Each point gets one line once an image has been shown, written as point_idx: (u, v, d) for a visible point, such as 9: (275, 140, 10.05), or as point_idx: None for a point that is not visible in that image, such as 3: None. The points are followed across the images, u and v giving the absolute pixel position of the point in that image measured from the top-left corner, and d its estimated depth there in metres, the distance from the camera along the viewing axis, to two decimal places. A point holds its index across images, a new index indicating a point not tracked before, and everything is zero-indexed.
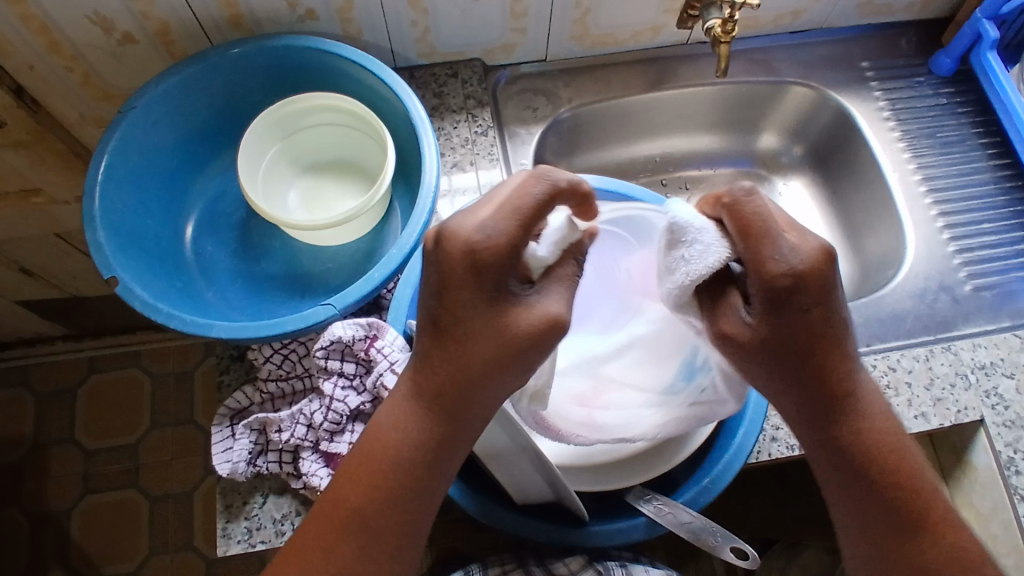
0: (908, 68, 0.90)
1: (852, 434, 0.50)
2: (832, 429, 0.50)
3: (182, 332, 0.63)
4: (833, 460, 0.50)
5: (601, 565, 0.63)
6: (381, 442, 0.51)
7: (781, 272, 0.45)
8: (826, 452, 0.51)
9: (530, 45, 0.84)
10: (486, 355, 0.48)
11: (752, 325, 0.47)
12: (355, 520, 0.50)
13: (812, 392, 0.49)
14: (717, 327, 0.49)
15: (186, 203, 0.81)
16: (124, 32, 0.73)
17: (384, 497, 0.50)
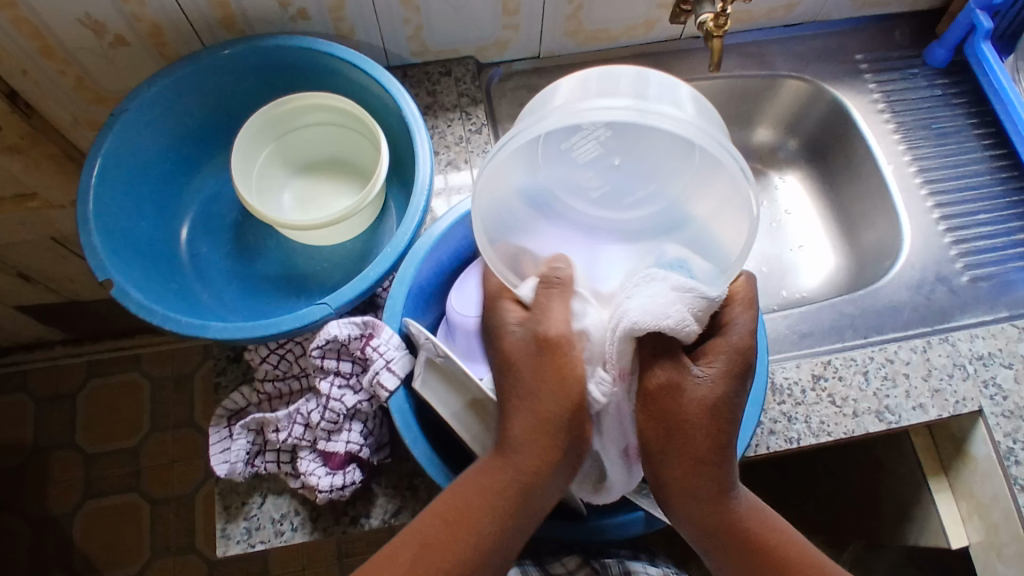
0: (903, 60, 0.90)
1: (730, 513, 0.52)
2: (711, 508, 0.52)
3: (177, 333, 0.63)
4: (712, 535, 0.52)
5: (598, 564, 0.63)
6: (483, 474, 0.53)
7: (736, 342, 0.52)
8: (706, 529, 0.52)
9: (523, 41, 0.84)
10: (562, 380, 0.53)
11: (703, 382, 0.51)
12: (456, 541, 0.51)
13: (683, 461, 0.51)
14: (653, 375, 0.52)
15: (181, 205, 0.81)
16: (116, 34, 0.73)
17: (487, 517, 0.51)
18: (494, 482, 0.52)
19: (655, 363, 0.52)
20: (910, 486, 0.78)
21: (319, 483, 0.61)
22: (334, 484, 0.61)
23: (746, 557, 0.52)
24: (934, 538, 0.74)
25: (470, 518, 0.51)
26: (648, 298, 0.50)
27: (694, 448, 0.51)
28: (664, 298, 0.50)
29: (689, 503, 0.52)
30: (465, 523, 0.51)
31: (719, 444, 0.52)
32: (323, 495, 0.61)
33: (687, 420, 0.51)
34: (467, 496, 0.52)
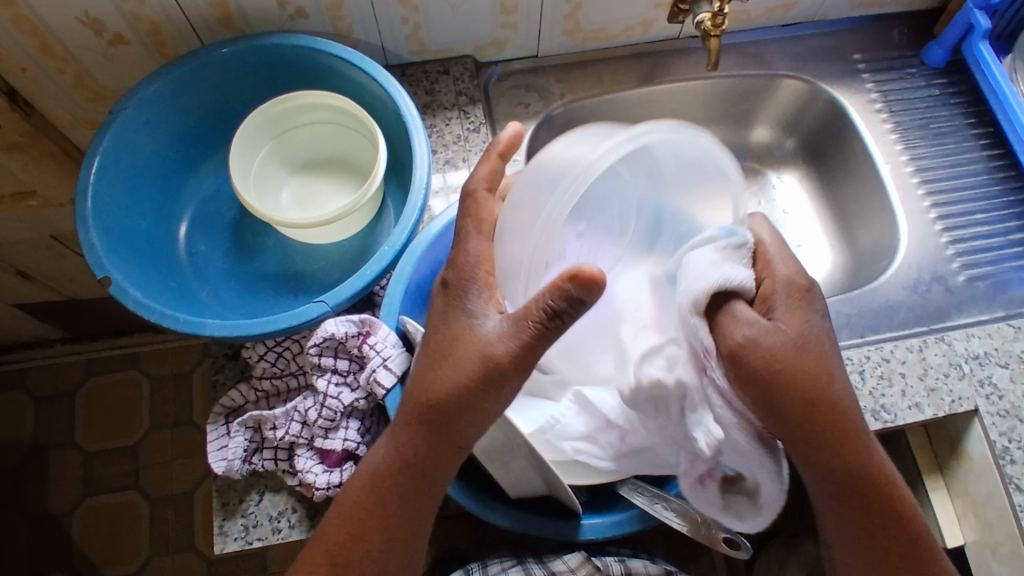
0: (900, 60, 0.90)
1: (855, 455, 0.53)
2: (841, 448, 0.53)
3: (175, 331, 0.63)
4: (843, 476, 0.53)
5: (600, 562, 0.63)
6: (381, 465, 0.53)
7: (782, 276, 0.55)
8: (838, 471, 0.53)
9: (521, 41, 0.84)
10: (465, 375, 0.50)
11: (780, 328, 0.52)
12: (354, 551, 0.53)
13: (797, 406, 0.51)
14: (735, 334, 0.51)
15: (180, 203, 0.81)
16: (115, 33, 0.73)
17: (381, 511, 0.53)
18: (382, 475, 0.53)
19: (730, 318, 0.52)
20: (907, 485, 0.78)
21: (316, 481, 0.61)
22: (331, 481, 0.62)
23: (869, 497, 0.53)
24: None
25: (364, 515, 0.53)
26: (703, 264, 0.52)
27: (808, 391, 0.52)
28: (710, 260, 0.53)
29: (823, 443, 0.53)
30: (360, 517, 0.53)
31: (821, 382, 0.52)
32: (320, 493, 0.61)
33: (784, 365, 0.51)
34: (366, 491, 0.53)
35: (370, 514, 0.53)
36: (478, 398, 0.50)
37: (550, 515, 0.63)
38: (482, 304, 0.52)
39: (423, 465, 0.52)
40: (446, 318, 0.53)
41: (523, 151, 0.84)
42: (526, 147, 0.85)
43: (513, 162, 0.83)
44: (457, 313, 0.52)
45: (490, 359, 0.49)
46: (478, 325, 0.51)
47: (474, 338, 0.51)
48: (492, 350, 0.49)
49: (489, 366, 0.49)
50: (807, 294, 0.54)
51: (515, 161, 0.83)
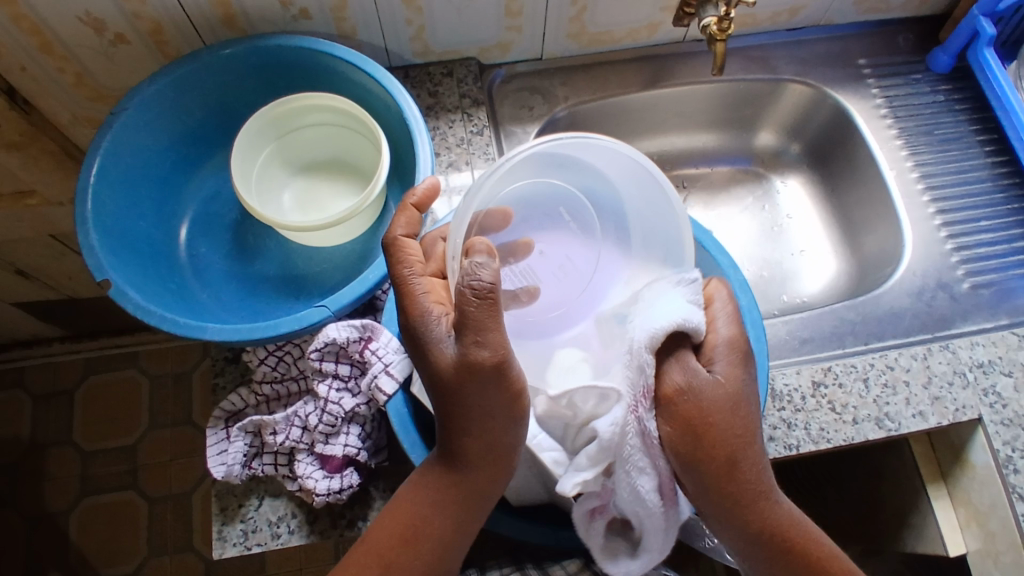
0: (905, 65, 0.89)
1: (767, 513, 0.51)
2: (751, 508, 0.51)
3: (175, 334, 0.62)
4: (750, 536, 0.51)
5: (598, 567, 0.62)
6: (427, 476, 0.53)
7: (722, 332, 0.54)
8: (747, 531, 0.51)
9: (525, 43, 0.83)
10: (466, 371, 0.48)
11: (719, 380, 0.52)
12: (406, 557, 0.52)
13: (710, 471, 0.50)
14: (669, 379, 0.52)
15: (181, 204, 0.80)
16: (116, 32, 0.72)
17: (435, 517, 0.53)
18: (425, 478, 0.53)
19: (669, 365, 0.52)
20: (909, 493, 0.78)
21: (316, 487, 0.61)
22: (331, 487, 0.61)
23: (788, 559, 0.51)
24: (932, 545, 0.74)
25: (418, 537, 0.53)
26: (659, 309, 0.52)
27: (722, 449, 0.50)
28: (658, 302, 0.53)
29: (734, 506, 0.51)
30: (414, 537, 0.53)
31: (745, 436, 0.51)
32: (320, 499, 0.61)
33: (713, 423, 0.50)
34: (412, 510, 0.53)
35: (426, 533, 0.53)
36: (489, 404, 0.50)
37: (550, 521, 0.63)
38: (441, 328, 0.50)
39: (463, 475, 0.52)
40: (412, 343, 0.51)
41: None
42: None
43: None
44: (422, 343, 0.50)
45: (468, 364, 0.48)
46: (440, 343, 0.50)
47: (445, 355, 0.49)
48: (466, 355, 0.48)
49: (471, 370, 0.48)
50: (747, 354, 0.54)
51: None
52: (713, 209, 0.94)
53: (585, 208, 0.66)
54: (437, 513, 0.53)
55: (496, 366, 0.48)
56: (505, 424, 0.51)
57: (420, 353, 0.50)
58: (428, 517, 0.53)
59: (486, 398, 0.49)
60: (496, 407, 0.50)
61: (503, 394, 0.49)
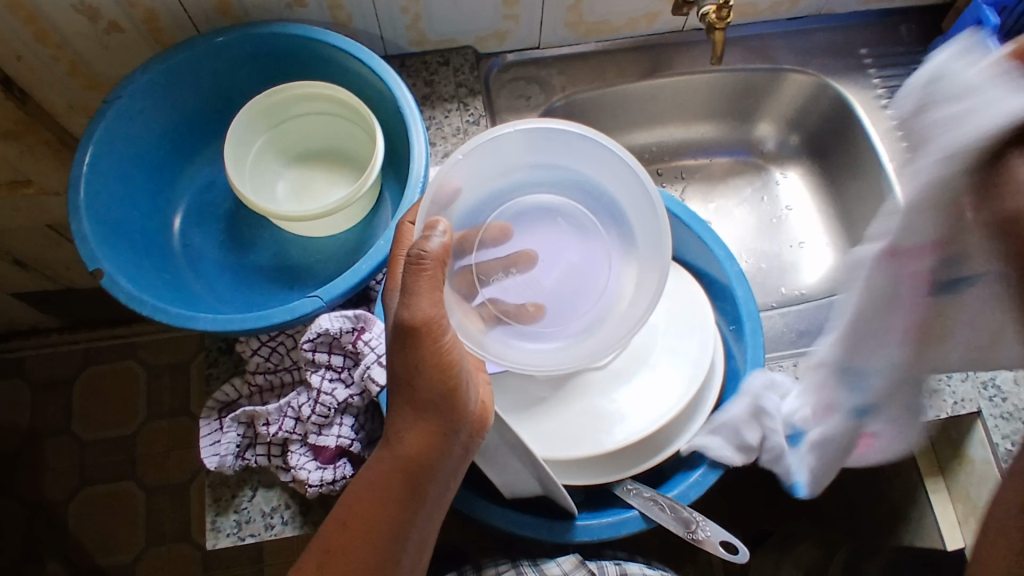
0: (907, 56, 0.88)
1: None
2: None
3: (167, 324, 0.62)
4: None
5: (594, 566, 0.62)
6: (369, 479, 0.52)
7: None
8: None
9: (523, 32, 0.83)
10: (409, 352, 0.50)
11: None
12: (349, 558, 0.50)
13: None
14: None
15: (175, 194, 0.80)
16: (110, 20, 0.71)
17: (383, 522, 0.51)
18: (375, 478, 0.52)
19: None
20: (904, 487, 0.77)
21: (309, 478, 0.61)
22: (324, 478, 0.61)
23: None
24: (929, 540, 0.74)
25: (348, 523, 0.51)
26: None
27: None
28: None
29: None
30: (338, 521, 0.51)
31: None
32: (313, 490, 0.61)
33: None
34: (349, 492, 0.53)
35: (352, 521, 0.51)
36: (415, 375, 0.50)
37: (545, 514, 0.62)
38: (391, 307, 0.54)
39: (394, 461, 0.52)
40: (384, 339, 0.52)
41: None
42: None
43: None
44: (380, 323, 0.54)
45: (410, 330, 0.49)
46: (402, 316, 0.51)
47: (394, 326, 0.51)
48: (406, 319, 0.49)
49: (412, 334, 0.49)
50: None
51: None
52: (712, 202, 0.94)
53: (586, 216, 0.66)
54: (365, 500, 0.52)
55: (429, 332, 0.49)
56: (435, 414, 0.51)
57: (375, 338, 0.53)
58: (356, 500, 0.52)
59: (410, 372, 0.50)
60: (419, 384, 0.51)
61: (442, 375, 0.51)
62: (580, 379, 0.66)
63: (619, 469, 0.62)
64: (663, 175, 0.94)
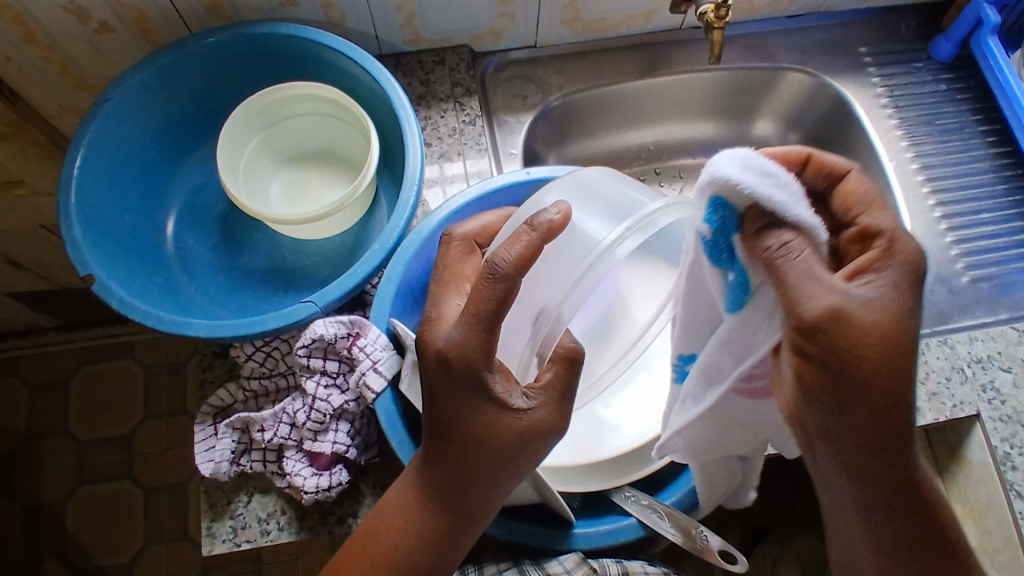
0: (907, 54, 0.88)
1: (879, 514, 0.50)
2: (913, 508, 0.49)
3: (159, 331, 0.61)
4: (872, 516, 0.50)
5: (597, 565, 0.60)
6: (392, 527, 0.53)
7: None
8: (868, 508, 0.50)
9: (518, 30, 0.82)
10: (486, 443, 0.50)
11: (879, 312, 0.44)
12: None
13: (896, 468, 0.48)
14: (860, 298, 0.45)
15: (167, 196, 0.79)
16: (100, 20, 0.71)
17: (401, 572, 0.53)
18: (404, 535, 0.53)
19: None
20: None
21: (305, 484, 0.60)
22: (319, 485, 0.60)
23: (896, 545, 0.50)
24: None
25: (389, 558, 0.53)
26: None
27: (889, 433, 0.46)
28: None
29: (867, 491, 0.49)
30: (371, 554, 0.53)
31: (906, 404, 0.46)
32: (308, 496, 0.60)
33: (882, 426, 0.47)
34: (392, 526, 0.53)
35: (393, 556, 0.53)
36: (503, 455, 0.50)
37: (542, 521, 0.62)
38: (501, 385, 0.49)
39: (446, 511, 0.52)
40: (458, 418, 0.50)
41: (520, 145, 0.82)
42: (523, 140, 0.83)
43: (510, 156, 0.82)
44: (467, 389, 0.49)
45: (530, 429, 0.49)
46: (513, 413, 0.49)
47: (511, 419, 0.49)
48: (533, 421, 0.49)
49: (528, 429, 0.49)
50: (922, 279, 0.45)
51: (511, 156, 0.82)
52: None
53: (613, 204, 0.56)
54: (411, 542, 0.53)
55: (547, 433, 0.50)
56: (504, 483, 0.51)
57: (461, 405, 0.49)
58: (404, 540, 0.52)
59: (499, 454, 0.50)
60: (503, 464, 0.50)
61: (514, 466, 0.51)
62: None
63: (617, 475, 0.61)
64: (661, 174, 0.93)
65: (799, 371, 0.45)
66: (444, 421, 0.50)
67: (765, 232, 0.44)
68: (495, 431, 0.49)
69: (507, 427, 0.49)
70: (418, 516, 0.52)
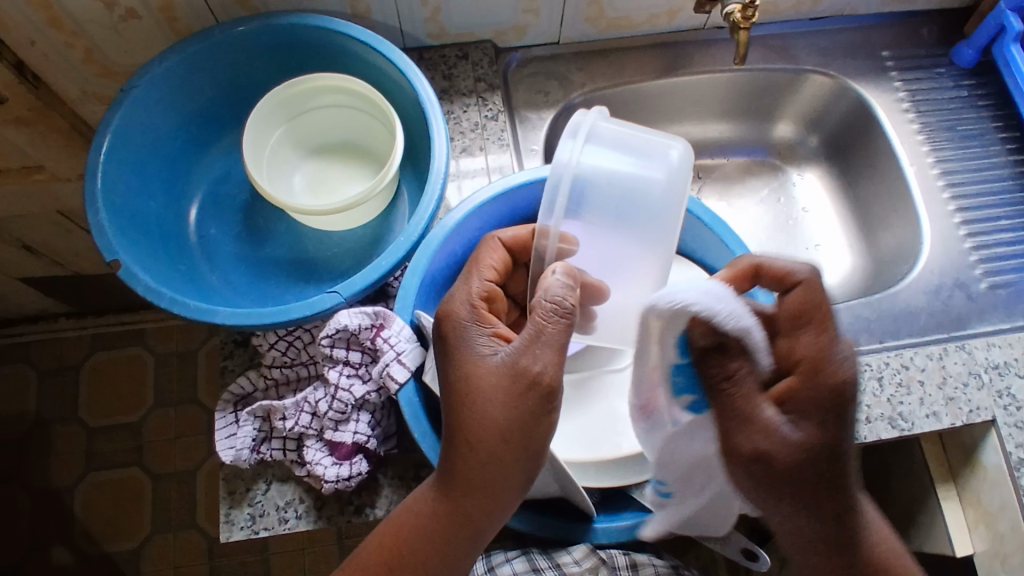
0: (929, 59, 0.87)
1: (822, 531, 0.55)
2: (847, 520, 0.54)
3: (184, 317, 0.61)
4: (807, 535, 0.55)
5: (604, 555, 0.62)
6: (407, 517, 0.52)
7: None
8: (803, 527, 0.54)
9: (543, 27, 0.82)
10: (494, 396, 0.49)
11: (796, 436, 0.52)
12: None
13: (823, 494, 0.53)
14: (761, 444, 0.53)
15: (190, 184, 0.79)
16: (127, 7, 0.71)
17: (421, 552, 0.51)
18: (422, 514, 0.51)
19: None
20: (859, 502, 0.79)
21: (325, 473, 0.61)
22: (340, 474, 0.61)
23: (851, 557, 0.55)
24: (939, 544, 0.74)
25: (403, 552, 0.51)
26: None
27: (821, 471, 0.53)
28: None
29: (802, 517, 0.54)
30: (393, 548, 0.51)
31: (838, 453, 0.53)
32: (329, 485, 0.61)
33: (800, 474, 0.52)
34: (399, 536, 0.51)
35: (412, 551, 0.51)
36: (507, 430, 0.49)
37: (561, 514, 0.62)
38: (485, 334, 0.53)
39: (461, 498, 0.50)
40: (455, 373, 0.51)
41: (541, 141, 0.82)
42: (544, 136, 0.83)
43: (531, 152, 0.82)
44: (460, 345, 0.52)
45: (525, 378, 0.49)
46: (485, 355, 0.51)
47: (495, 369, 0.50)
48: (522, 367, 0.50)
49: (523, 384, 0.49)
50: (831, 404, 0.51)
51: (532, 151, 0.82)
52: (728, 201, 0.92)
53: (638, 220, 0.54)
54: (422, 527, 0.51)
55: (537, 378, 0.49)
56: (518, 461, 0.49)
57: (461, 366, 0.51)
58: (414, 526, 0.51)
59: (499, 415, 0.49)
60: (509, 446, 0.49)
61: (523, 422, 0.49)
62: (601, 381, 0.69)
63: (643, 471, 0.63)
64: None
65: (758, 444, 0.53)
66: (449, 396, 0.51)
67: (709, 362, 0.54)
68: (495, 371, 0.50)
69: (495, 381, 0.49)
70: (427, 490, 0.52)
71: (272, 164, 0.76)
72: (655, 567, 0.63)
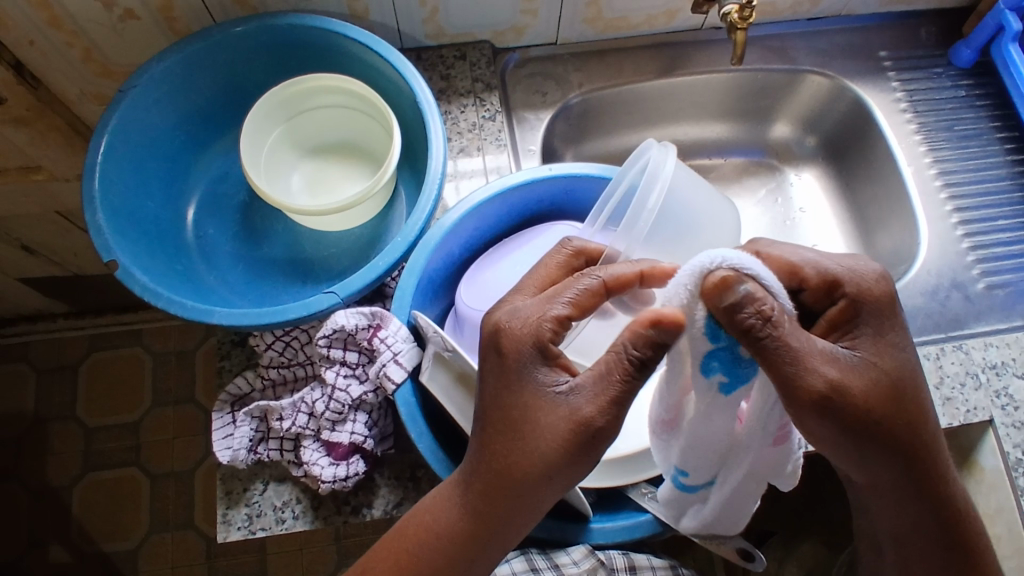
0: (927, 59, 0.88)
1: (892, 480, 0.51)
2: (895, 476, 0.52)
3: (181, 318, 0.61)
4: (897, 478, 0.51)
5: (603, 557, 0.62)
6: (420, 520, 0.52)
7: None
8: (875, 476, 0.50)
9: (541, 27, 0.82)
10: (548, 439, 0.46)
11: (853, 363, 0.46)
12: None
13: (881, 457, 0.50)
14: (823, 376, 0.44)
15: (188, 185, 0.79)
16: (126, 8, 0.71)
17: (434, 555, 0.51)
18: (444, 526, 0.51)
19: None
20: None
21: (322, 474, 0.61)
22: (337, 475, 0.61)
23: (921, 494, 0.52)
24: None
25: (414, 557, 0.52)
26: None
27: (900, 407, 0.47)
28: None
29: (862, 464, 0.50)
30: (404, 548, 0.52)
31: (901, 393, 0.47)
32: (325, 485, 0.61)
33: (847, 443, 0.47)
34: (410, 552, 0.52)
35: (423, 554, 0.51)
36: (554, 470, 0.46)
37: (556, 515, 0.62)
38: (547, 370, 0.48)
39: (485, 515, 0.49)
40: (513, 404, 0.47)
41: (539, 141, 0.82)
42: (542, 137, 0.83)
43: (529, 152, 0.82)
44: (519, 375, 0.48)
45: (583, 428, 0.45)
46: (545, 391, 0.47)
47: (557, 412, 0.46)
48: (582, 415, 0.46)
49: (580, 436, 0.46)
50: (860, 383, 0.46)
51: (530, 152, 0.82)
52: None
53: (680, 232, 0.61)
54: (446, 539, 0.51)
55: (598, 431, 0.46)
56: (552, 492, 0.48)
57: (520, 398, 0.47)
58: (432, 537, 0.51)
59: (548, 456, 0.46)
60: (550, 482, 0.47)
61: (569, 467, 0.46)
62: None
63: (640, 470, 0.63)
64: None
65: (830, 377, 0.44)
66: (494, 419, 0.48)
67: (739, 309, 0.41)
68: (552, 414, 0.46)
69: (556, 428, 0.46)
70: (455, 510, 0.50)
71: (269, 164, 0.76)
72: (653, 568, 0.63)
